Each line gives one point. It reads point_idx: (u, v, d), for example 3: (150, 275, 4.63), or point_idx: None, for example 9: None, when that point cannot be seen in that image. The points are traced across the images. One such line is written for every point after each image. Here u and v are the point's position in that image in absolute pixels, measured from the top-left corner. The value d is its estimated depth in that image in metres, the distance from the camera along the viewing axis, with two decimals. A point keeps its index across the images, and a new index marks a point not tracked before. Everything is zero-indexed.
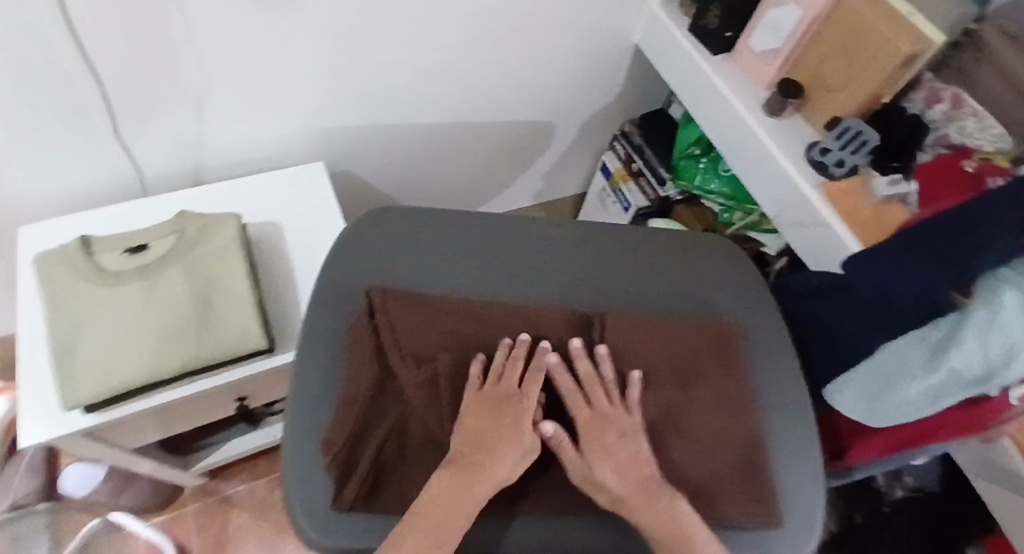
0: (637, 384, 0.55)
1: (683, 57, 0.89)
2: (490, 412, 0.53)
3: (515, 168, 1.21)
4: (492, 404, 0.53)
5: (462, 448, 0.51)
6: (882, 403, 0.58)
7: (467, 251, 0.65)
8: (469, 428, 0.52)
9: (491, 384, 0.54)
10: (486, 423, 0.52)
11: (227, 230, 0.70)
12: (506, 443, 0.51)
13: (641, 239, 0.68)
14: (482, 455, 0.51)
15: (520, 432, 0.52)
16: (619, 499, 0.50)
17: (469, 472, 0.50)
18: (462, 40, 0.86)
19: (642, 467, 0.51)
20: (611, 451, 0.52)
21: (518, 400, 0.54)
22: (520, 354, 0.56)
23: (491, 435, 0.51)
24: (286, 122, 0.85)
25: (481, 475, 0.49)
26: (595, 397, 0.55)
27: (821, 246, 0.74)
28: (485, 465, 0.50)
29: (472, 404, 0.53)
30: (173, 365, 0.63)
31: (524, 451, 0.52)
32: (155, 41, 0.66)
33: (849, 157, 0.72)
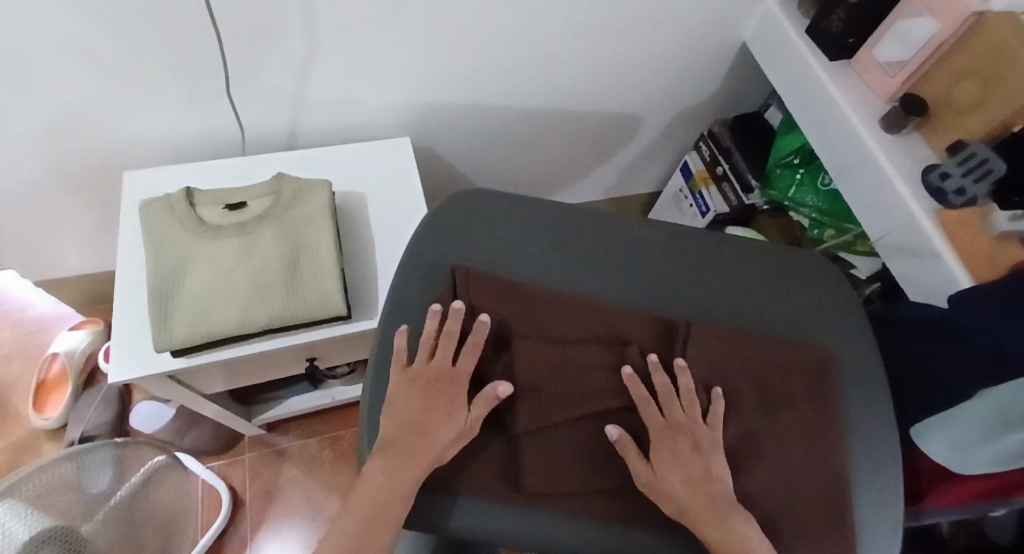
0: (721, 399, 0.54)
1: (795, 61, 0.85)
2: (419, 390, 0.54)
3: (594, 160, 1.19)
4: (423, 382, 0.54)
5: (396, 431, 0.52)
6: (975, 454, 0.57)
7: (555, 241, 0.64)
8: (402, 405, 0.53)
9: (423, 361, 0.55)
10: (419, 405, 0.53)
11: (321, 196, 0.72)
12: (437, 425, 0.52)
13: (740, 249, 0.65)
14: (414, 434, 0.51)
15: (452, 412, 0.53)
16: (684, 510, 0.49)
17: (403, 458, 0.50)
18: (564, 23, 0.84)
19: (715, 484, 0.50)
20: (683, 462, 0.51)
21: (450, 376, 0.55)
22: (451, 327, 0.55)
23: (424, 419, 0.52)
24: (383, 95, 0.87)
25: (416, 456, 0.50)
26: (670, 406, 0.53)
27: (927, 278, 0.70)
28: (425, 448, 0.51)
29: (399, 385, 0.54)
30: (260, 320, 0.65)
31: (458, 433, 0.52)
32: (284, 5, 0.68)
33: (971, 186, 0.67)
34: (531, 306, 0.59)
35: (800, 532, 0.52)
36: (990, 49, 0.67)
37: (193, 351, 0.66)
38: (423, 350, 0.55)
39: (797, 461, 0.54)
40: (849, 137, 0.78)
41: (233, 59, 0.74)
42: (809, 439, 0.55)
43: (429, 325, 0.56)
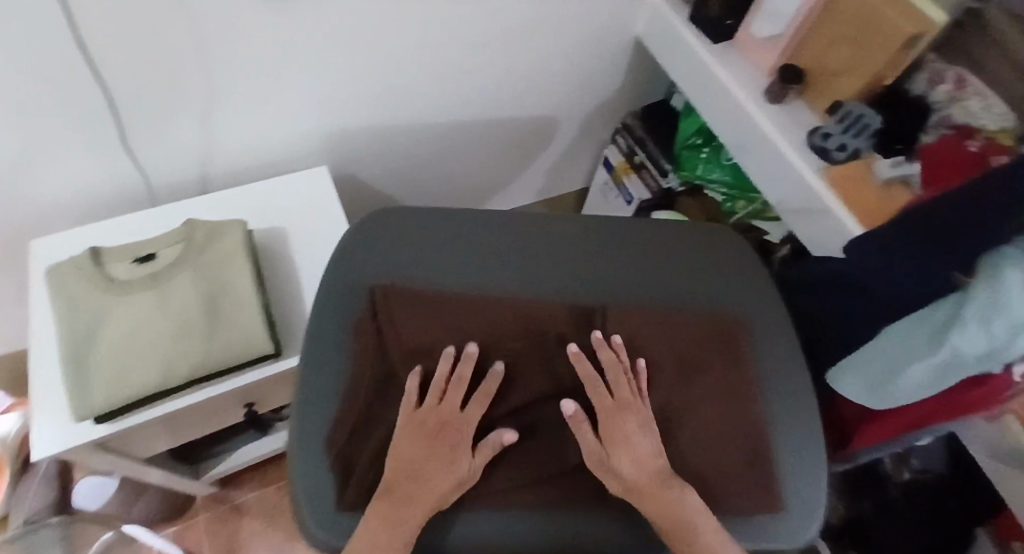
0: (643, 371, 0.57)
1: (682, 48, 0.89)
2: (426, 435, 0.52)
3: (517, 165, 1.21)
4: (431, 426, 0.53)
5: (396, 475, 0.51)
6: (887, 389, 0.60)
7: (469, 248, 0.64)
8: (404, 447, 0.52)
9: (430, 404, 0.54)
10: (423, 450, 0.52)
11: (233, 236, 0.71)
12: (440, 471, 0.51)
13: (649, 232, 0.68)
14: (415, 479, 0.50)
15: (457, 458, 0.52)
16: (632, 488, 0.51)
17: (404, 502, 0.49)
18: (465, 35, 0.86)
19: (653, 457, 0.52)
20: (630, 441, 0.53)
21: (459, 423, 0.53)
22: (463, 372, 0.55)
23: (426, 464, 0.51)
24: (292, 127, 0.87)
25: (418, 501, 0.49)
26: (618, 386, 0.56)
27: (821, 232, 0.74)
28: (428, 493, 0.50)
29: (407, 426, 0.53)
30: (182, 372, 0.64)
31: (460, 481, 0.51)
32: (174, 51, 0.67)
33: (851, 141, 0.72)
34: (454, 313, 0.60)
35: (724, 492, 0.54)
36: (854, 12, 0.70)
37: (116, 415, 0.64)
38: (433, 392, 0.55)
39: (721, 423, 0.57)
40: (739, 113, 0.82)
41: (127, 110, 0.72)
42: (724, 402, 0.58)
43: (440, 368, 0.56)
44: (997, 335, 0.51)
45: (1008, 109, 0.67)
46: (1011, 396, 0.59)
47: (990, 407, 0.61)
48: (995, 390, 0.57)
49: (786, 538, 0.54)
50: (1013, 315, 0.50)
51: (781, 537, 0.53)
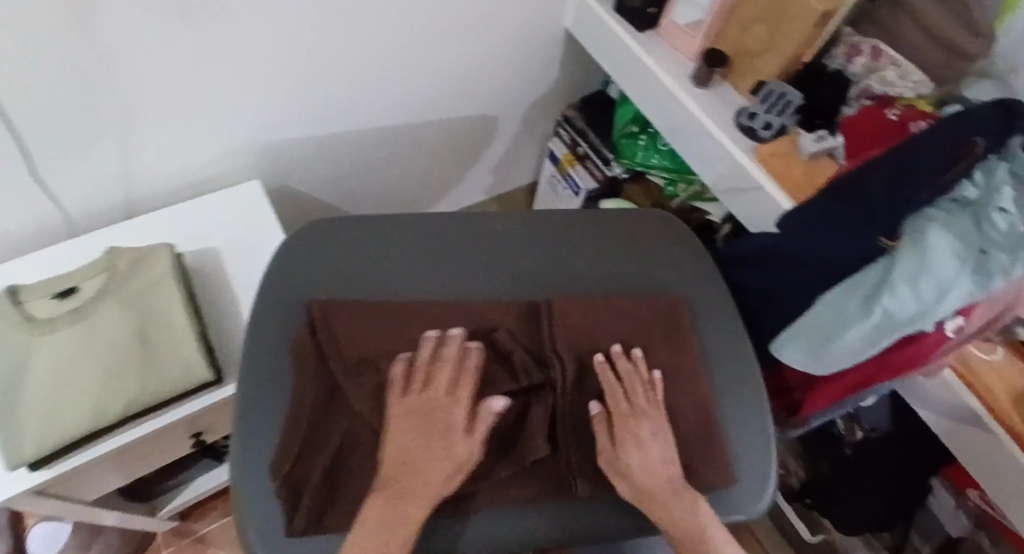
0: (660, 384, 0.57)
1: (610, 38, 0.89)
2: (419, 422, 0.50)
3: (461, 166, 1.20)
4: (420, 411, 0.51)
5: (394, 465, 0.48)
6: (826, 355, 0.63)
7: (405, 254, 0.64)
8: (396, 437, 0.50)
9: (417, 390, 0.52)
10: (418, 439, 0.49)
11: (160, 261, 0.68)
12: (436, 458, 0.49)
13: (584, 225, 0.68)
14: (412, 470, 0.48)
15: (454, 445, 0.49)
16: (643, 490, 0.51)
17: (406, 493, 0.47)
18: (394, 37, 0.85)
19: (625, 452, 0.52)
20: (646, 449, 0.52)
21: (448, 407, 0.51)
22: (450, 353, 0.54)
23: (424, 452, 0.49)
24: (219, 144, 0.84)
25: (419, 492, 0.47)
26: (634, 392, 0.55)
27: (755, 210, 0.76)
28: (427, 483, 0.48)
29: (397, 412, 0.51)
30: (115, 409, 0.61)
31: (459, 469, 0.49)
32: (86, 71, 0.65)
33: (776, 119, 0.75)
34: (398, 319, 0.58)
35: (688, 472, 0.55)
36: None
37: (51, 460, 0.61)
38: (416, 379, 0.52)
39: (680, 404, 0.58)
40: (669, 100, 0.83)
41: (38, 140, 0.68)
42: (670, 382, 0.59)
43: (423, 350, 0.54)
44: (925, 294, 0.55)
45: (921, 78, 0.74)
46: (948, 349, 0.62)
47: (930, 361, 0.63)
48: (936, 342, 0.60)
49: (744, 510, 0.56)
50: (937, 274, 0.54)
51: (739, 508, 0.56)
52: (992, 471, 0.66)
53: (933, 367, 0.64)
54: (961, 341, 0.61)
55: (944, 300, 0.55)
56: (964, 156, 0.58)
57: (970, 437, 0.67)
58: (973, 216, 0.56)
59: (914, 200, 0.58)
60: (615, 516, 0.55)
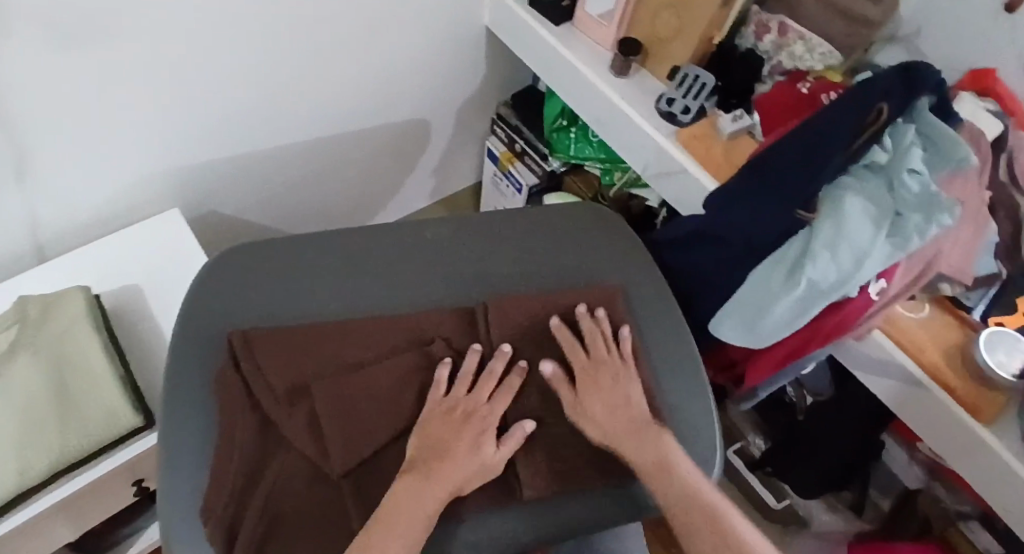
0: (627, 337, 0.59)
1: (526, 32, 0.90)
2: (453, 421, 0.52)
3: (398, 175, 1.19)
4: (455, 415, 0.52)
5: (420, 454, 0.50)
6: (759, 329, 0.64)
7: (333, 272, 0.64)
8: (432, 430, 0.51)
9: (458, 393, 0.54)
10: (450, 433, 0.51)
11: (71, 306, 0.67)
12: (463, 453, 0.50)
13: (510, 226, 0.70)
14: (437, 457, 0.49)
15: (482, 441, 0.51)
16: (607, 434, 0.54)
17: (431, 477, 0.48)
18: (302, 46, 0.83)
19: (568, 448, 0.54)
20: (604, 393, 0.55)
21: (484, 412, 0.53)
22: (494, 366, 0.55)
23: (451, 443, 0.50)
24: (130, 172, 0.81)
25: (442, 478, 0.48)
26: (595, 345, 0.58)
27: (683, 194, 0.77)
28: (449, 471, 0.49)
29: (436, 412, 0.53)
30: (41, 467, 0.60)
31: (483, 467, 0.50)
32: None
33: (693, 103, 0.77)
34: (323, 343, 0.56)
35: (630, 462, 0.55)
36: None
37: None
38: (460, 384, 0.54)
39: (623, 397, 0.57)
40: (590, 91, 0.84)
41: None
42: None
43: (470, 361, 0.56)
44: (844, 262, 0.58)
45: (829, 49, 0.76)
46: (871, 313, 0.64)
47: (855, 326, 0.65)
48: (859, 308, 0.62)
49: None
50: (851, 242, 0.58)
51: None
52: (929, 422, 0.68)
53: (862, 330, 0.66)
54: (884, 304, 0.63)
55: (863, 264, 0.57)
56: (874, 121, 0.59)
57: (903, 392, 0.69)
58: (883, 179, 0.60)
59: (824, 170, 0.60)
60: (566, 513, 0.54)
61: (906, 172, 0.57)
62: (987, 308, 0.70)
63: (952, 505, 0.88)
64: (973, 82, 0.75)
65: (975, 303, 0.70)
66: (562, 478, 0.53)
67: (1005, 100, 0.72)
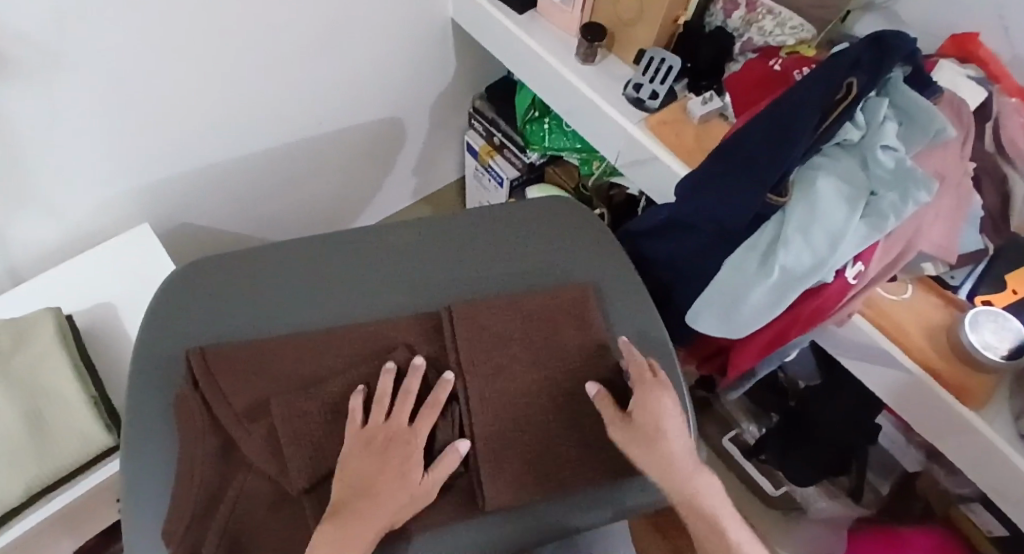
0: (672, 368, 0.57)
1: (490, 23, 0.87)
2: (373, 454, 0.49)
3: (377, 174, 1.17)
4: (376, 444, 0.50)
5: (345, 495, 0.48)
6: (736, 317, 0.62)
7: (299, 279, 0.63)
8: (354, 468, 0.49)
9: (377, 420, 0.51)
10: (371, 470, 0.48)
11: (42, 329, 0.66)
12: (390, 488, 0.48)
13: (476, 225, 0.68)
14: (363, 496, 0.47)
15: (407, 472, 0.49)
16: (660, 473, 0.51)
17: (354, 524, 0.45)
18: (259, 53, 0.81)
19: (541, 455, 0.53)
20: (642, 426, 0.52)
21: (406, 438, 0.50)
22: (409, 385, 0.52)
23: (374, 481, 0.48)
24: (95, 192, 0.80)
25: (367, 521, 0.46)
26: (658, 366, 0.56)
27: (656, 182, 0.75)
28: (377, 509, 0.47)
29: (353, 445, 0.50)
30: (17, 490, 0.60)
31: (413, 497, 0.48)
32: None
33: (660, 87, 0.74)
34: (285, 357, 0.55)
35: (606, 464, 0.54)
36: None
37: None
38: (378, 409, 0.51)
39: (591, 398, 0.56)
40: (557, 81, 0.81)
41: None
42: (582, 372, 0.57)
43: (384, 384, 0.52)
44: (815, 246, 0.56)
45: (800, 22, 0.74)
46: (849, 298, 0.61)
47: (835, 311, 0.63)
48: (838, 293, 0.60)
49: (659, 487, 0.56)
50: (822, 226, 0.56)
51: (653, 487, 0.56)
52: (918, 404, 0.66)
53: (841, 315, 0.64)
54: (864, 287, 0.60)
55: (837, 246, 0.55)
56: (842, 99, 0.57)
57: (892, 377, 0.66)
58: (856, 157, 0.58)
59: (797, 148, 0.56)
60: (529, 520, 0.53)
61: (880, 148, 0.55)
62: (974, 286, 0.67)
63: (954, 487, 0.85)
64: (955, 48, 0.72)
65: (961, 282, 0.68)
66: (530, 487, 0.52)
67: (990, 67, 0.69)
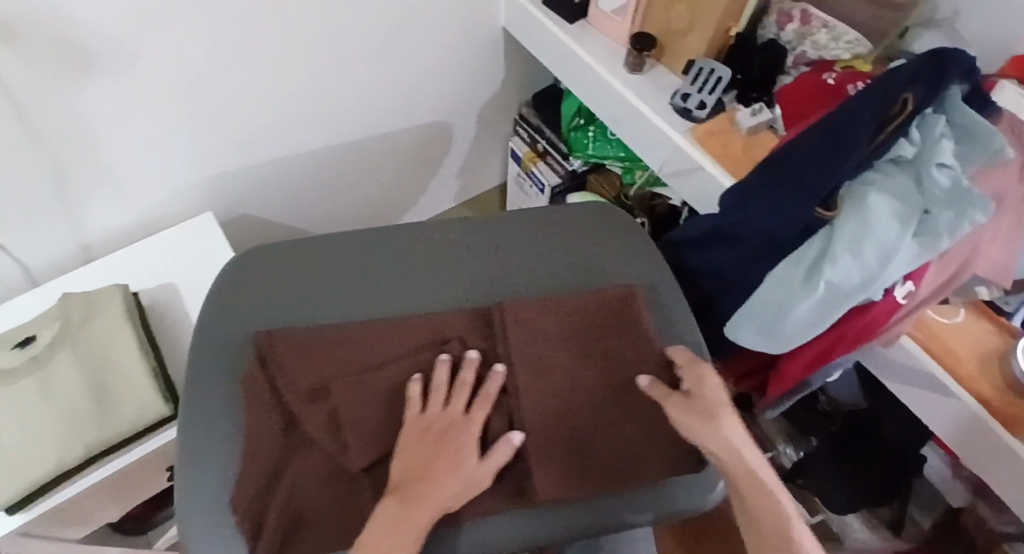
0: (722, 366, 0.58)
1: (541, 31, 0.89)
2: (431, 441, 0.51)
3: (424, 176, 1.20)
4: (434, 430, 0.52)
5: (404, 474, 0.50)
6: (779, 330, 0.62)
7: (352, 268, 0.65)
8: (411, 454, 0.51)
9: (435, 409, 0.53)
10: (429, 454, 0.50)
11: (111, 302, 0.71)
12: (447, 472, 0.49)
13: (518, 226, 0.70)
14: (421, 478, 0.49)
15: (463, 458, 0.50)
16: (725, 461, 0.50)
17: (412, 502, 0.47)
18: (318, 56, 0.84)
19: (590, 454, 0.53)
20: (697, 411, 0.52)
21: (462, 426, 0.52)
22: (465, 377, 0.55)
23: (430, 465, 0.50)
24: (163, 182, 0.85)
25: (424, 502, 0.48)
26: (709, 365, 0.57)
27: (700, 192, 0.75)
28: (434, 492, 0.48)
29: (414, 430, 0.52)
30: (78, 452, 0.64)
31: (467, 484, 0.50)
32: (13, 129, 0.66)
33: (709, 97, 0.74)
34: (343, 342, 0.57)
35: (653, 458, 0.53)
36: None
37: (29, 502, 0.63)
38: (437, 397, 0.53)
39: (640, 398, 0.56)
40: (605, 89, 0.82)
41: None
42: (630, 371, 0.57)
43: (439, 374, 0.55)
44: (865, 262, 0.55)
45: (856, 37, 0.73)
46: (902, 316, 0.60)
47: (886, 328, 0.61)
48: (887, 311, 0.59)
49: (708, 489, 0.55)
50: (871, 241, 0.54)
51: (705, 489, 0.55)
52: (964, 434, 0.64)
53: (889, 336, 0.63)
54: (914, 307, 0.60)
55: (889, 262, 0.54)
56: (897, 112, 0.56)
57: (938, 402, 0.64)
58: (911, 174, 0.56)
59: (849, 161, 0.55)
60: (578, 517, 0.53)
61: (934, 167, 0.53)
62: None
63: (997, 526, 0.83)
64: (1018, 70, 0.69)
65: (1015, 309, 0.67)
66: (582, 483, 0.52)
67: None
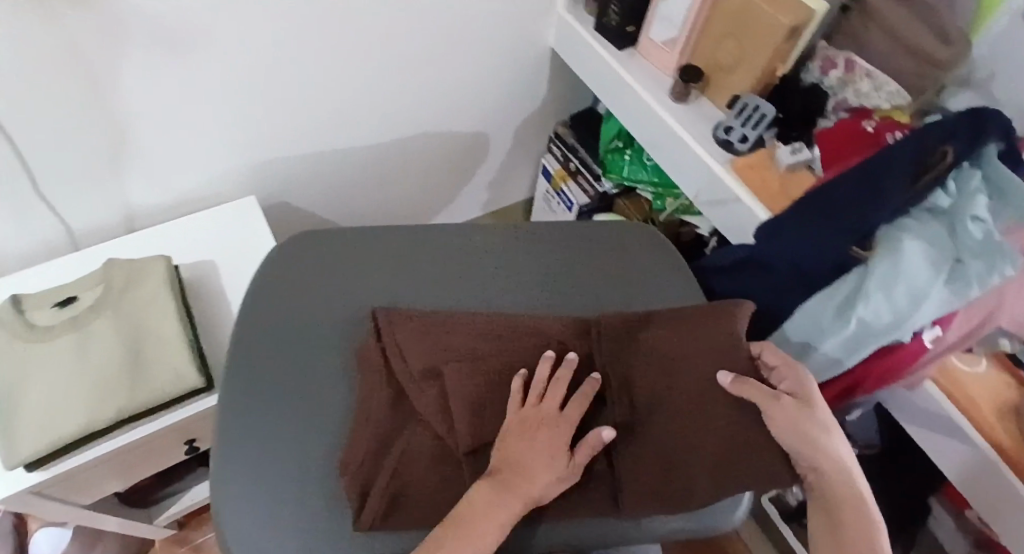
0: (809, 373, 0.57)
1: (590, 55, 0.93)
2: (529, 434, 0.51)
3: (457, 183, 1.23)
4: (530, 424, 0.51)
5: (501, 460, 0.50)
6: (809, 358, 0.64)
7: (415, 265, 0.68)
8: (509, 443, 0.50)
9: (532, 403, 0.52)
10: (524, 445, 0.50)
11: (154, 273, 0.73)
12: (542, 464, 0.49)
13: (559, 240, 0.72)
14: (518, 469, 0.49)
15: (556, 453, 0.50)
16: (821, 478, 0.51)
17: (507, 486, 0.48)
18: (373, 56, 0.88)
19: (679, 465, 0.54)
20: (800, 427, 0.51)
21: (556, 421, 0.51)
22: (563, 374, 0.54)
23: (523, 454, 0.49)
24: (211, 161, 0.88)
25: (518, 490, 0.48)
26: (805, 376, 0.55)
27: (734, 222, 0.78)
28: (528, 482, 0.48)
29: (512, 423, 0.52)
30: (108, 415, 0.65)
31: (560, 477, 0.50)
32: (82, 95, 0.69)
33: (751, 132, 0.77)
34: (456, 332, 0.59)
35: (735, 473, 0.52)
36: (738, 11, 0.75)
37: (52, 459, 0.64)
38: (535, 392, 0.53)
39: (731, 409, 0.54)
40: (649, 115, 0.85)
41: (37, 159, 0.72)
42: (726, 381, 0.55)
43: (540, 371, 0.54)
44: (899, 303, 0.56)
45: (897, 87, 0.76)
46: (925, 361, 0.63)
47: (910, 372, 0.64)
48: (912, 354, 0.61)
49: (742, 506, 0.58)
50: (907, 282, 0.56)
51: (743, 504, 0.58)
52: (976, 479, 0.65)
53: (913, 378, 0.65)
54: (938, 352, 0.61)
55: (917, 305, 0.56)
56: (936, 162, 0.58)
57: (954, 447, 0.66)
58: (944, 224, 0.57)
59: (886, 205, 0.58)
60: (628, 523, 0.56)
61: (969, 218, 0.55)
62: None
63: None
64: None
65: None
66: (662, 494, 0.54)
67: None
